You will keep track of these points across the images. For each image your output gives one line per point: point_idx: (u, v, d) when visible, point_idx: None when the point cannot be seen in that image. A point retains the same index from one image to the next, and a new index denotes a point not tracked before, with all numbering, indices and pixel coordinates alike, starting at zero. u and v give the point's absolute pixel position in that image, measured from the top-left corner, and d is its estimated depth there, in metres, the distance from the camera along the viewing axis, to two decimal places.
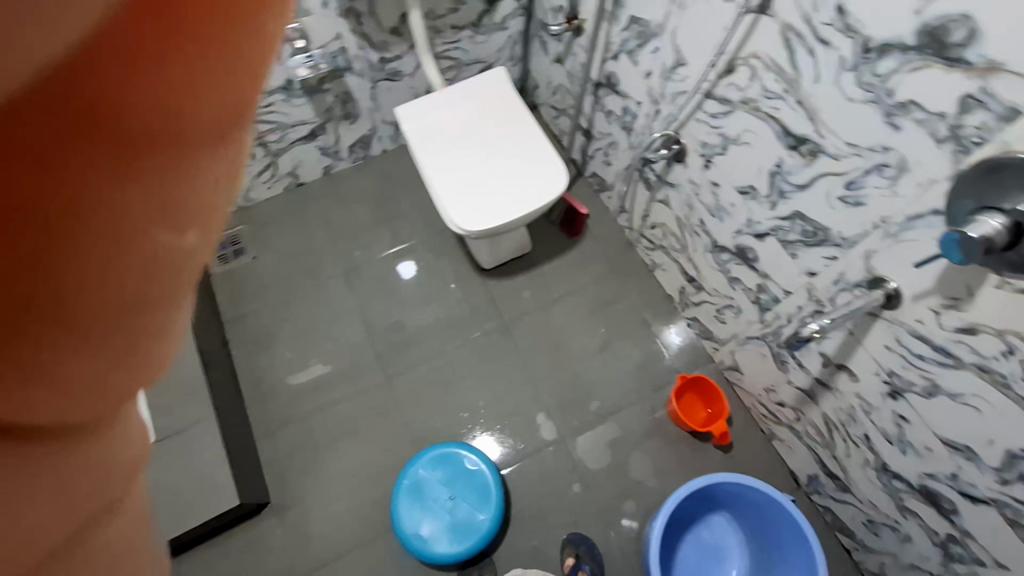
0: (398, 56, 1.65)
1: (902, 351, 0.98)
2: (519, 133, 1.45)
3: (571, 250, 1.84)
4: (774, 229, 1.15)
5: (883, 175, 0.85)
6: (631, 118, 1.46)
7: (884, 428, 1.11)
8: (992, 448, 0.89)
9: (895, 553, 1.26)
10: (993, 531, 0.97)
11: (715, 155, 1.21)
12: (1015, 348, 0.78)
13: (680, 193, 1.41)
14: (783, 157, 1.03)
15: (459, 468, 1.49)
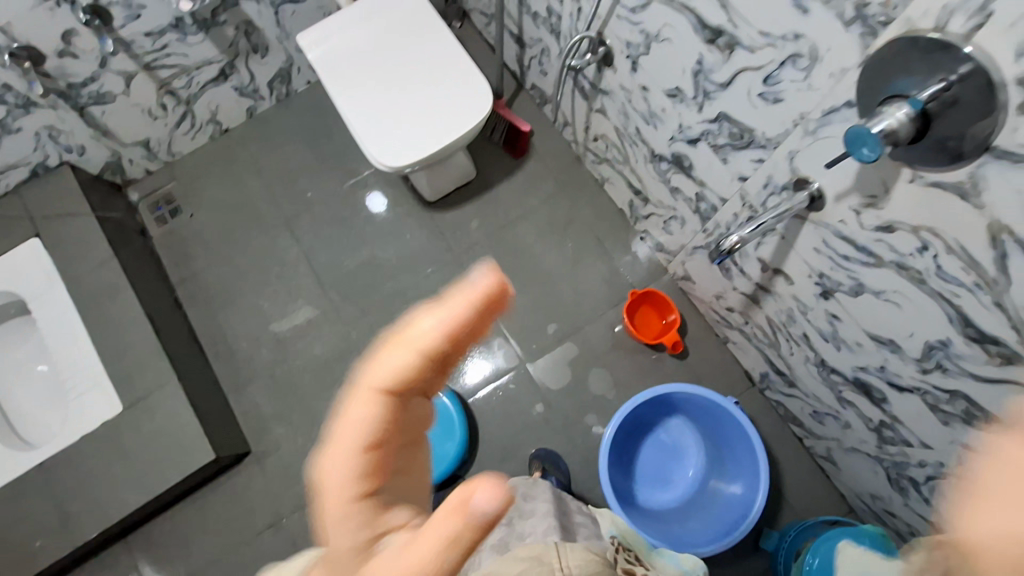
0: None
1: (830, 252, 0.96)
2: (434, 54, 1.38)
3: (518, 171, 1.77)
4: (704, 134, 1.09)
5: (796, 67, 0.79)
6: (559, 21, 1.35)
7: (819, 327, 1.11)
8: (913, 340, 0.90)
9: (837, 438, 1.32)
10: (919, 415, 1.00)
11: (640, 56, 1.13)
12: (928, 245, 0.76)
13: (616, 101, 1.33)
14: (703, 54, 0.94)
15: None
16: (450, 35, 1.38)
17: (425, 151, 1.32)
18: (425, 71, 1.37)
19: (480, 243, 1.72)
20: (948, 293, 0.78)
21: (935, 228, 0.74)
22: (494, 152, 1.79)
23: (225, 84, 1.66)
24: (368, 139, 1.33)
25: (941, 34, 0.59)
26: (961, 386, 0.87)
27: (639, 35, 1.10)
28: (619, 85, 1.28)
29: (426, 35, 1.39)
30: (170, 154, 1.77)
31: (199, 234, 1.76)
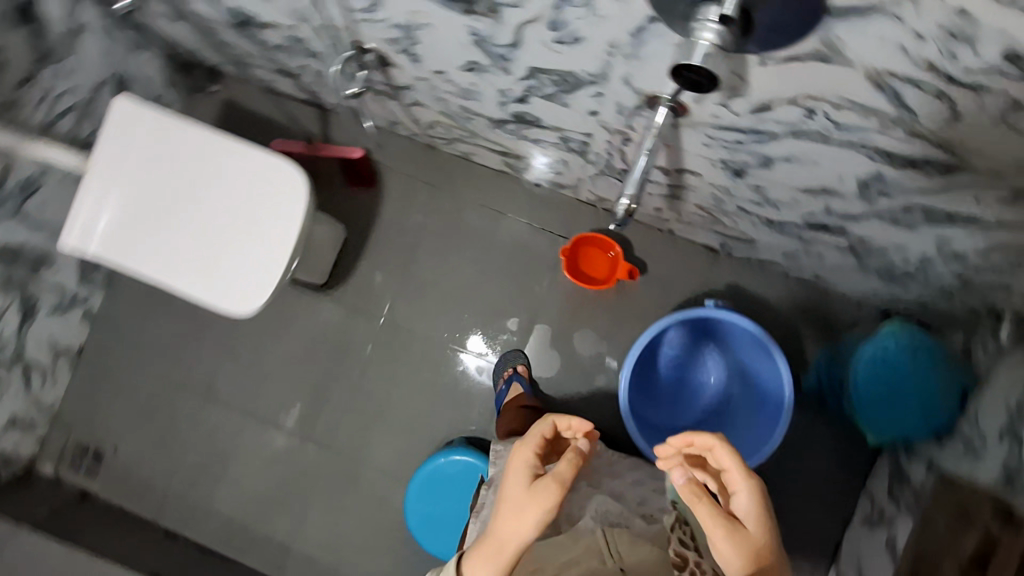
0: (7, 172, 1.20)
1: (721, 143, 0.84)
2: (211, 163, 1.16)
3: (382, 197, 1.57)
4: (528, 90, 0.93)
5: (575, 5, 0.64)
6: (307, 42, 1.11)
7: (750, 198, 1.02)
8: (845, 181, 0.82)
9: (819, 264, 1.27)
10: (885, 230, 0.94)
11: (413, 47, 0.94)
12: (815, 109, 0.65)
13: (422, 92, 1.14)
14: (471, 25, 0.78)
15: (447, 476, 1.45)
16: (215, 134, 1.16)
17: (278, 267, 1.16)
18: (215, 188, 1.16)
19: (397, 291, 1.57)
20: (859, 138, 0.68)
21: (815, 92, 0.62)
22: (346, 194, 1.57)
23: (39, 317, 1.42)
24: (213, 295, 1.15)
25: None
26: (913, 200, 0.79)
27: (395, 29, 0.90)
28: (414, 78, 1.08)
29: (188, 150, 1.16)
30: (47, 408, 1.58)
31: (137, 459, 1.60)
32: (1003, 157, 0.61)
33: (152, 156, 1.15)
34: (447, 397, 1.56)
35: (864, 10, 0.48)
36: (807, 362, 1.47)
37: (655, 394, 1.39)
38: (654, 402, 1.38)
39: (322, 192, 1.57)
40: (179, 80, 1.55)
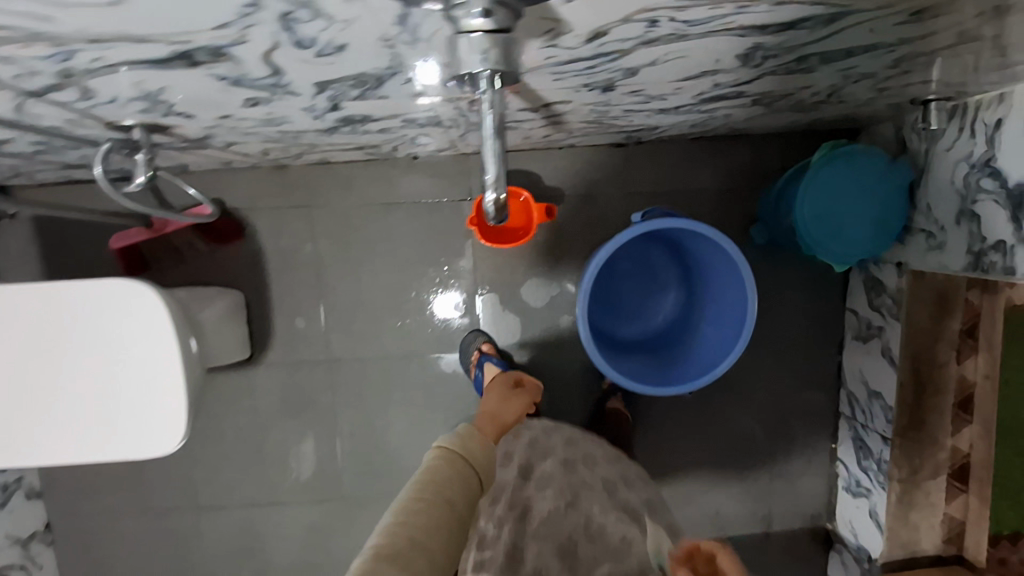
0: None
1: (572, 74, 0.69)
2: (39, 322, 0.97)
3: (260, 241, 1.38)
4: (333, 98, 0.75)
5: (305, 19, 0.47)
6: (60, 139, 0.89)
7: (632, 101, 0.88)
8: (723, 59, 0.69)
9: (730, 120, 1.16)
10: (784, 80, 0.82)
11: (174, 107, 0.74)
12: (656, 18, 0.51)
13: (228, 134, 0.94)
14: (212, 73, 0.60)
15: None
16: (23, 289, 0.96)
17: (181, 385, 1.00)
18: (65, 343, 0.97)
19: (326, 326, 1.42)
20: (720, 26, 0.55)
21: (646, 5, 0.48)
22: (222, 255, 1.38)
23: None
24: (124, 450, 0.99)
25: None
26: (803, 51, 0.67)
27: (137, 99, 0.70)
28: (206, 128, 0.88)
29: (5, 321, 0.96)
30: None
31: None
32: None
33: None
34: (428, 403, 1.47)
35: None
36: (753, 214, 1.40)
37: (614, 304, 1.37)
38: (618, 313, 1.37)
39: (197, 265, 1.38)
40: None
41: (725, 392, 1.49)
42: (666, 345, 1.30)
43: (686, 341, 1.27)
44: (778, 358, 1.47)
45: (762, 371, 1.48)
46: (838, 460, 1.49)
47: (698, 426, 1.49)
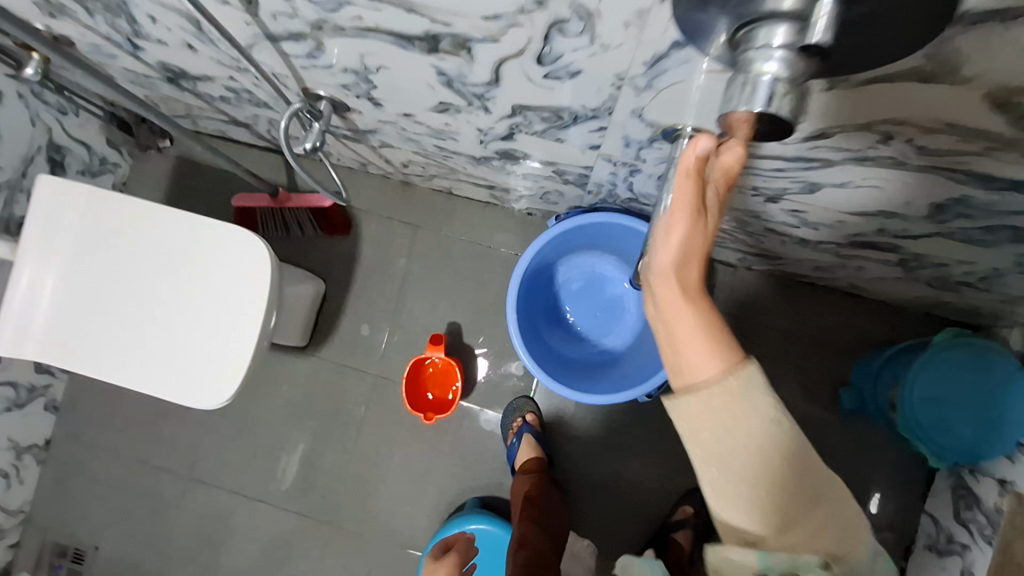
0: None
1: (754, 171, 0.70)
2: (153, 240, 1.02)
3: (361, 243, 1.42)
4: (513, 128, 0.78)
5: (569, 35, 0.48)
6: (250, 94, 0.96)
7: (784, 221, 0.88)
8: (911, 206, 0.67)
9: (854, 277, 1.14)
10: (949, 246, 0.80)
11: (371, 92, 0.78)
12: (892, 135, 0.50)
13: (390, 134, 0.98)
14: (438, 65, 0.63)
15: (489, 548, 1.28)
16: (177, 214, 1.02)
17: (240, 349, 1.01)
18: (160, 269, 1.02)
19: (386, 342, 1.40)
20: (943, 162, 0.54)
21: (897, 119, 0.47)
22: (321, 243, 1.43)
23: None
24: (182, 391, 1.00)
25: None
26: (995, 223, 0.65)
27: (348, 75, 0.74)
28: (378, 122, 0.92)
29: (133, 236, 1.02)
30: (16, 512, 1.44)
31: (120, 557, 1.46)
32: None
33: (87, 247, 1.01)
34: (456, 457, 1.39)
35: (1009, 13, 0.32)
36: (844, 377, 1.35)
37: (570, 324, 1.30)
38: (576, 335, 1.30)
39: (297, 246, 1.42)
40: (126, 138, 1.43)
41: None
42: (628, 357, 1.24)
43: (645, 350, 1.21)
44: None
45: None
46: None
47: None
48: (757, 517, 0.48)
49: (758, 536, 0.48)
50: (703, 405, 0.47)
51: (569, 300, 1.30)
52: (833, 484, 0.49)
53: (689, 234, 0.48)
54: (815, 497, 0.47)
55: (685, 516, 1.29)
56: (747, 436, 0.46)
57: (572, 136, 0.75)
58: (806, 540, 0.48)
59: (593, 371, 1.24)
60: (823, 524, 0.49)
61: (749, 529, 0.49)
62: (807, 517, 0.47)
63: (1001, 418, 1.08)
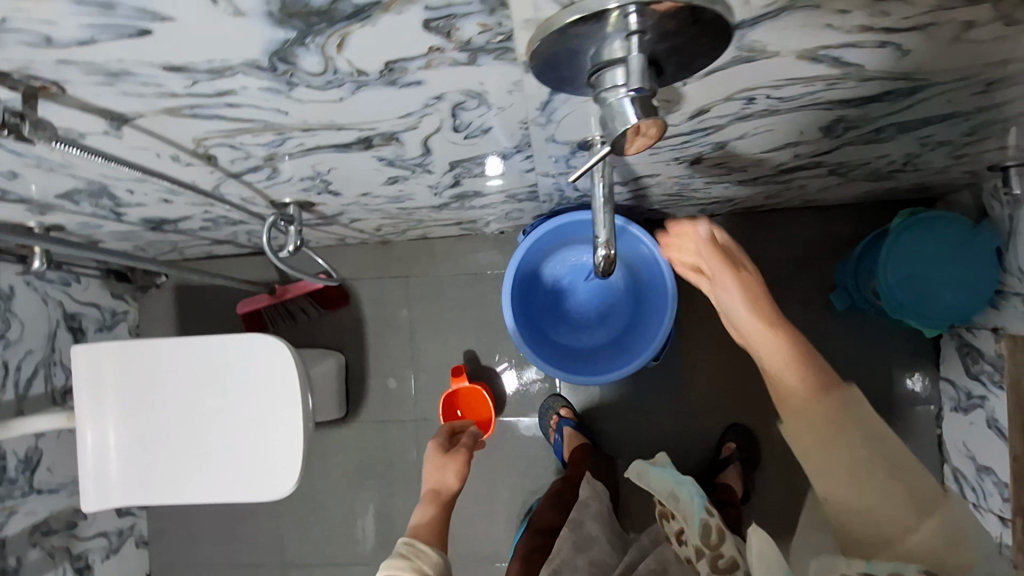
0: (25, 460, 1.23)
1: (667, 148, 0.80)
2: (187, 370, 1.13)
3: (363, 308, 1.53)
4: (456, 176, 0.88)
5: (470, 108, 0.58)
6: (225, 218, 1.07)
7: (715, 173, 0.98)
8: (806, 133, 0.77)
9: (802, 195, 1.23)
10: (859, 150, 0.90)
11: (328, 187, 0.89)
12: (754, 97, 0.60)
13: (355, 211, 1.09)
14: (376, 155, 0.73)
15: None
16: (213, 337, 1.13)
17: (292, 438, 1.11)
18: (201, 394, 1.13)
19: (415, 387, 1.51)
20: (807, 102, 0.64)
21: (750, 86, 0.57)
22: (328, 319, 1.54)
23: (96, 569, 1.41)
24: (257, 492, 1.11)
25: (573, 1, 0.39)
26: (878, 124, 0.75)
27: (305, 180, 0.85)
28: (343, 206, 1.03)
29: (187, 364, 1.13)
30: None
31: None
32: (972, 65, 0.56)
33: (133, 396, 1.12)
34: (510, 469, 1.49)
35: (776, 14, 0.42)
36: (829, 282, 1.44)
37: (572, 316, 1.38)
38: (581, 325, 1.37)
39: (308, 329, 1.54)
40: (124, 285, 1.55)
41: None
42: (632, 334, 1.32)
43: (646, 325, 1.29)
44: None
45: None
46: None
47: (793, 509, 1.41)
48: (884, 520, 0.53)
49: (894, 543, 0.52)
50: (812, 416, 0.62)
51: (564, 294, 1.37)
52: (943, 501, 0.55)
53: (787, 342, 0.71)
54: (935, 491, 0.56)
55: (727, 451, 1.38)
56: (850, 445, 0.58)
57: (508, 168, 0.85)
58: (931, 539, 0.51)
59: (606, 353, 1.33)
60: (943, 532, 0.53)
61: (881, 530, 0.53)
62: (920, 522, 0.53)
63: (974, 275, 1.18)
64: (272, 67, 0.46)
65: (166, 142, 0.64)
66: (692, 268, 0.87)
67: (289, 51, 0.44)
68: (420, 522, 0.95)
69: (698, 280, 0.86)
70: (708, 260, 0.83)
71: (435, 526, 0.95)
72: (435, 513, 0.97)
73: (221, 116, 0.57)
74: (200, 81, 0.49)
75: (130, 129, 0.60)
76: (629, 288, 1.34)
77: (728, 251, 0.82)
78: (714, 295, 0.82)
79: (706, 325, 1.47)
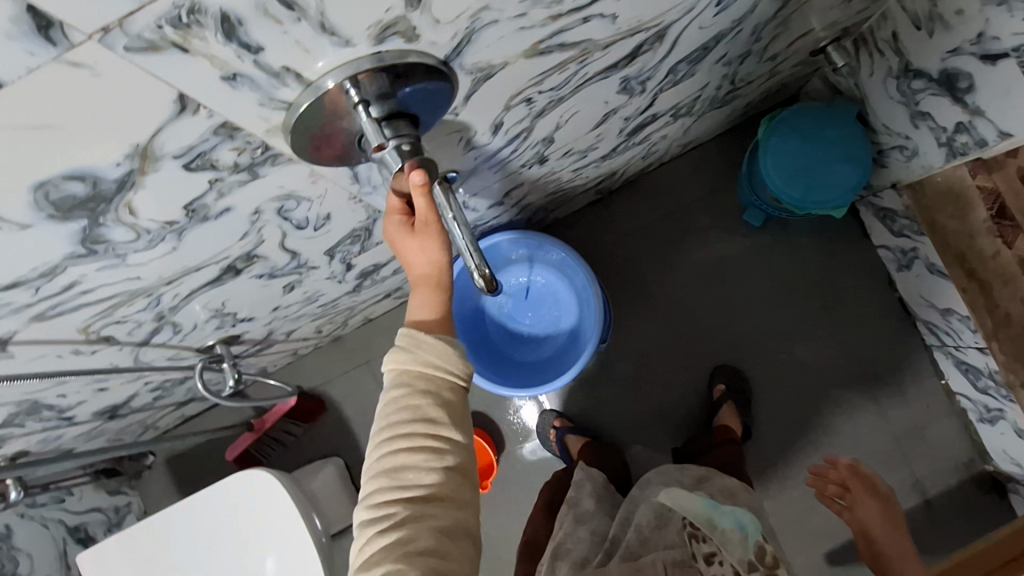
0: None
1: (504, 162, 0.87)
2: (188, 532, 1.16)
3: (342, 407, 1.57)
4: (344, 262, 0.94)
5: (294, 208, 0.64)
6: (169, 380, 1.12)
7: (572, 161, 1.05)
8: (612, 101, 0.85)
9: (672, 142, 1.31)
10: (678, 92, 0.98)
11: (237, 317, 0.94)
12: (529, 97, 0.68)
13: (282, 327, 1.14)
14: (253, 274, 0.79)
15: None
16: (201, 493, 1.16)
17: (306, 556, 1.13)
18: (209, 549, 1.15)
19: None
20: (581, 80, 0.71)
21: (517, 92, 0.65)
22: (315, 432, 1.57)
23: None
24: None
25: (288, 103, 0.46)
26: (666, 70, 0.83)
27: (211, 320, 0.90)
28: (266, 327, 1.08)
29: (186, 527, 1.16)
30: None
31: None
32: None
33: None
34: (534, 499, 1.49)
35: (468, 38, 0.49)
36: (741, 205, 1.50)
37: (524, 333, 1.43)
38: (535, 339, 1.43)
39: (299, 448, 1.56)
40: (118, 479, 1.57)
41: (800, 374, 1.48)
42: (581, 330, 1.37)
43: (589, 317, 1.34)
44: (835, 318, 1.49)
45: (825, 339, 1.48)
46: (956, 394, 1.41)
47: (794, 420, 1.47)
48: None
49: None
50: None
51: (508, 317, 1.43)
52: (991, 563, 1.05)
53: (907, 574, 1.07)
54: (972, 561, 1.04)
55: (719, 394, 1.41)
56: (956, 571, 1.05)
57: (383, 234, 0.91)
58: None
59: (568, 354, 1.38)
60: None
61: None
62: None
63: (851, 149, 1.24)
64: (90, 249, 0.52)
65: (55, 342, 0.69)
66: (835, 491, 1.24)
67: (94, 231, 0.50)
68: (425, 313, 0.66)
69: (838, 501, 1.24)
70: (858, 490, 1.20)
71: (442, 305, 0.67)
72: (446, 302, 0.68)
73: (86, 302, 0.63)
74: (41, 284, 0.54)
75: (15, 346, 0.65)
76: (562, 284, 1.41)
77: (872, 485, 1.20)
78: (852, 511, 1.19)
79: (651, 289, 1.52)
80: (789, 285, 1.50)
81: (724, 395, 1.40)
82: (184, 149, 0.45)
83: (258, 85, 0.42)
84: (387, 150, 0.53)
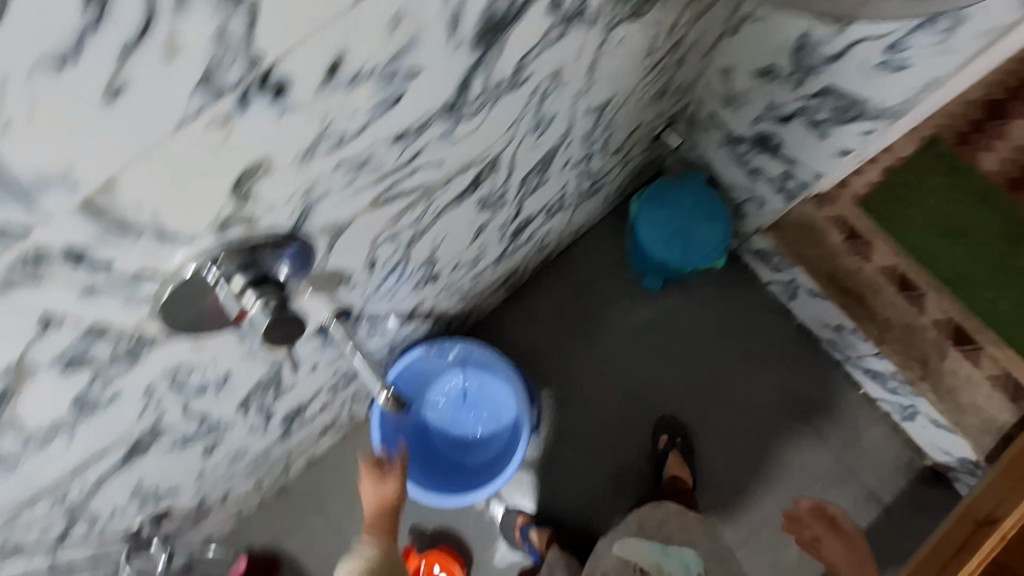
0: None
1: (395, 288, 0.95)
2: None
3: (299, 560, 1.49)
4: (261, 413, 0.97)
5: (187, 378, 0.69)
6: None
7: (465, 270, 1.15)
8: (478, 217, 0.96)
9: (560, 232, 1.45)
10: (541, 195, 1.11)
11: (158, 493, 0.93)
12: (391, 235, 0.78)
13: (214, 491, 1.12)
14: (163, 448, 0.81)
15: None
16: None
17: None
18: None
19: None
20: (436, 211, 0.82)
21: (377, 234, 0.75)
22: None
23: None
24: None
25: (151, 296, 0.53)
26: (516, 185, 0.96)
27: (131, 502, 0.89)
28: (196, 494, 1.07)
29: None
30: None
31: None
32: (498, 134, 0.76)
33: None
34: None
35: (307, 211, 0.58)
36: (638, 274, 1.64)
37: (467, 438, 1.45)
38: (480, 442, 1.45)
39: None
40: None
41: (735, 414, 1.55)
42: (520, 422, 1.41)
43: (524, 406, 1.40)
44: (750, 353, 1.59)
45: (747, 376, 1.58)
46: (876, 400, 1.51)
47: (742, 459, 1.52)
48: None
49: None
50: None
51: (449, 425, 1.45)
52: None
53: None
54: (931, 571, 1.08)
55: (664, 444, 1.50)
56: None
57: (295, 378, 0.95)
58: None
59: (512, 448, 1.41)
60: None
61: None
62: None
63: (711, 210, 1.42)
64: None
65: None
66: (808, 537, 1.27)
67: None
68: None
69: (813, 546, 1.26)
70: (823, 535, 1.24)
71: None
72: None
73: None
74: None
75: None
76: (493, 380, 1.45)
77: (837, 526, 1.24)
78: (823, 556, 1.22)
79: (580, 366, 1.59)
80: (702, 333, 1.62)
81: (671, 444, 1.50)
82: (56, 356, 0.50)
83: (117, 290, 0.49)
84: (253, 312, 0.60)
